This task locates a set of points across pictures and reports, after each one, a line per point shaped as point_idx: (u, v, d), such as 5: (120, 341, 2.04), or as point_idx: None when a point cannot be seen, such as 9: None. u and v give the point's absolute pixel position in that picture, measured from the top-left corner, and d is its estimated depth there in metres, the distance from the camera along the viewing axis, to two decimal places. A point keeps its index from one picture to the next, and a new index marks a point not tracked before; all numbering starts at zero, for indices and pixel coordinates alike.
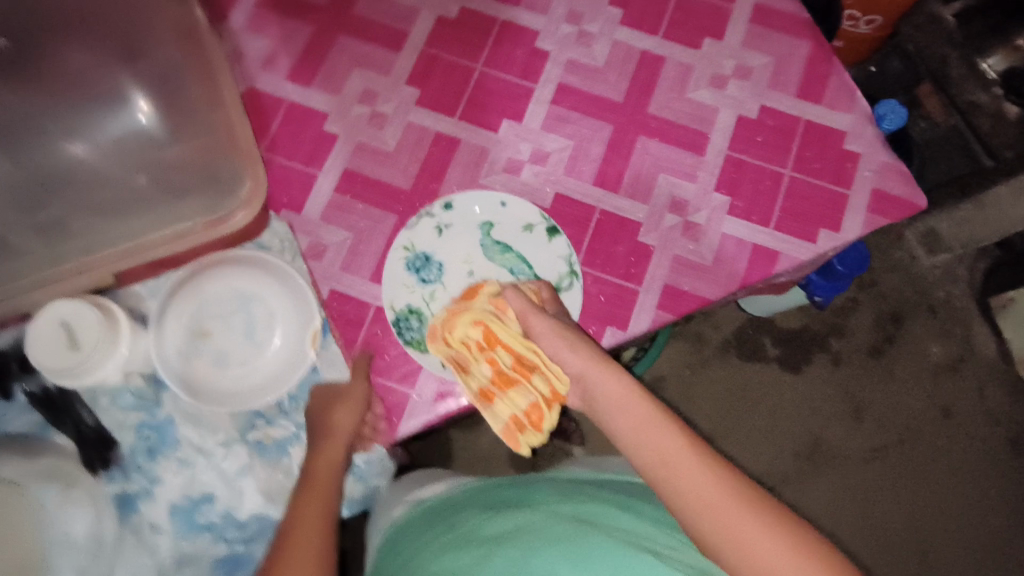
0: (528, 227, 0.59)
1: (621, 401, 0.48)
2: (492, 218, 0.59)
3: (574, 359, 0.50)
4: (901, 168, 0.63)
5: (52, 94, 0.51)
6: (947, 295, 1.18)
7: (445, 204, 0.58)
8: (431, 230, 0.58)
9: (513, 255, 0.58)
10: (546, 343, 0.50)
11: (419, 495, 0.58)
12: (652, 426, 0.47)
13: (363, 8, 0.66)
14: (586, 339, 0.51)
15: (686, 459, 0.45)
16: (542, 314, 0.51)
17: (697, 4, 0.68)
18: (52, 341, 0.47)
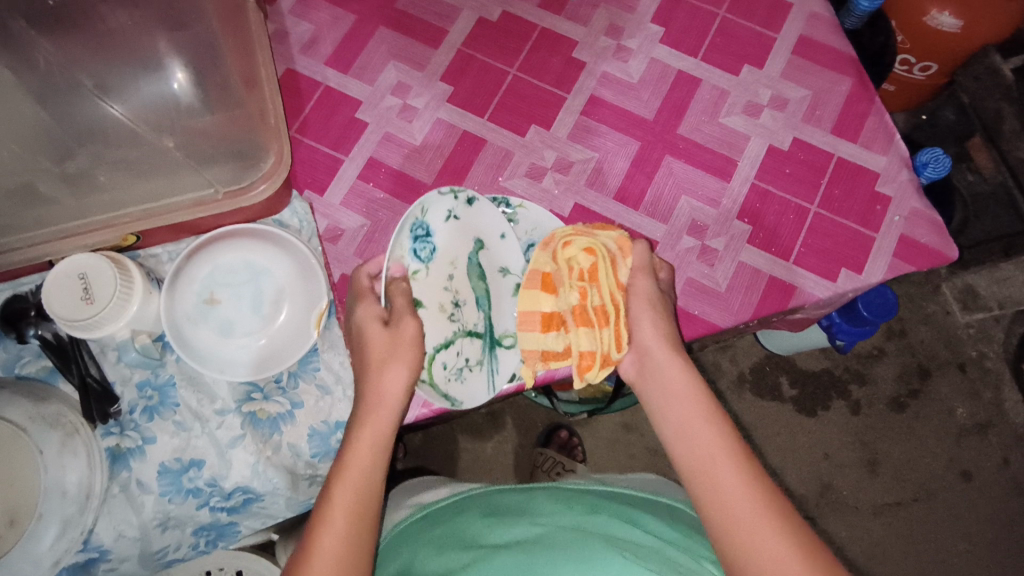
0: (505, 272, 0.57)
1: (674, 390, 0.47)
2: (487, 241, 0.56)
3: (642, 315, 0.51)
4: (932, 217, 0.61)
5: (91, 51, 0.50)
6: (979, 355, 1.14)
7: (468, 199, 0.55)
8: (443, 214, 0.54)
9: (483, 286, 0.56)
10: (638, 302, 0.51)
11: (421, 498, 0.61)
12: (696, 420, 0.45)
13: (407, 5, 0.68)
14: (667, 322, 0.51)
15: (724, 457, 0.42)
16: (647, 278, 0.52)
17: (739, 30, 0.68)
18: (71, 289, 0.49)
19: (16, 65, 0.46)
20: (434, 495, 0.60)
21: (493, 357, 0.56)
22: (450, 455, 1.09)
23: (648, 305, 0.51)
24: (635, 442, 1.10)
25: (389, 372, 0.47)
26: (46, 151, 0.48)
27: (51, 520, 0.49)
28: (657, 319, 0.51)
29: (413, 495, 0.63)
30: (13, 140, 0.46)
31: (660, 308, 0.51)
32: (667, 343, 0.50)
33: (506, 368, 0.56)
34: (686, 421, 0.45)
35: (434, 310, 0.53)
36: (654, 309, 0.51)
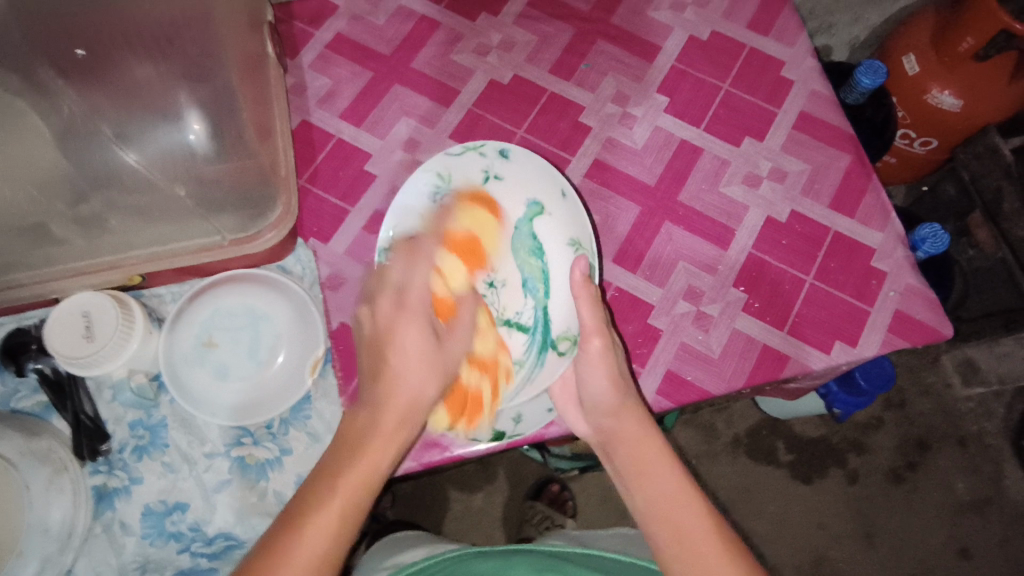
0: (574, 244, 0.57)
1: (649, 466, 0.47)
2: (546, 202, 0.59)
3: (598, 382, 0.51)
4: (927, 294, 0.61)
5: (113, 99, 0.51)
6: (979, 431, 1.12)
7: (502, 153, 0.59)
8: (477, 168, 0.59)
9: (535, 264, 0.59)
10: (585, 358, 0.52)
11: (397, 560, 0.60)
12: (680, 504, 0.45)
13: (422, 64, 0.71)
14: (628, 389, 0.51)
15: (702, 531, 0.43)
16: (601, 343, 0.52)
17: (741, 104, 0.70)
18: (73, 327, 0.51)
19: (42, 109, 0.49)
20: (413, 555, 0.59)
21: (540, 360, 0.56)
22: (440, 505, 1.08)
23: (614, 391, 0.51)
24: (628, 500, 1.09)
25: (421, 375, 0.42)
26: (62, 194, 0.49)
27: (31, 557, 0.49)
28: (625, 399, 0.51)
29: (389, 556, 0.62)
30: (32, 182, 0.49)
31: (618, 370, 0.52)
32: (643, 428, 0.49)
33: (550, 370, 0.56)
34: (666, 502, 0.45)
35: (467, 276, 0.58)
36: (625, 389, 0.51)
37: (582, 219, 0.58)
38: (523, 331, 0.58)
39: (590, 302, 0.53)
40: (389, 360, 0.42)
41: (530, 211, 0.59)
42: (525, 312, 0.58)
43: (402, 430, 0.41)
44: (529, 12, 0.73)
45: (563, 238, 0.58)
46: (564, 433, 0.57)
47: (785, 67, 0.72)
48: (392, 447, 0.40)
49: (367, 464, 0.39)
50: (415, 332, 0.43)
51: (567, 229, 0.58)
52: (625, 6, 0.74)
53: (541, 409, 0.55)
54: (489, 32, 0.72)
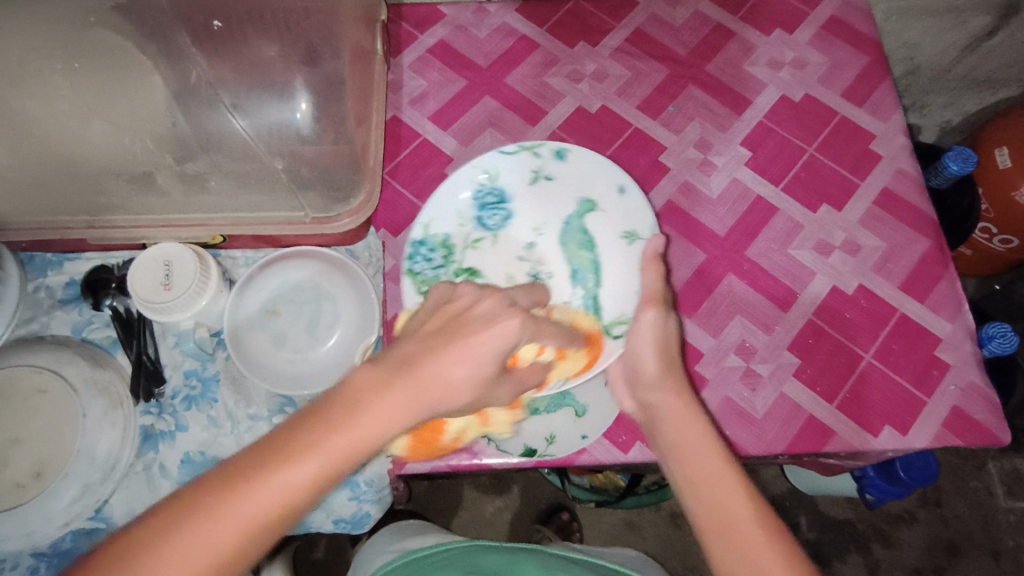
0: (627, 236, 0.61)
1: (688, 440, 0.44)
2: (600, 201, 0.63)
3: (650, 354, 0.50)
4: (990, 396, 0.59)
5: (236, 71, 0.56)
6: (1016, 547, 1.08)
7: (559, 152, 0.63)
8: (529, 167, 0.63)
9: (586, 257, 0.63)
10: (640, 335, 0.52)
11: (399, 547, 0.59)
12: (714, 467, 0.42)
13: (515, 81, 0.73)
14: (674, 367, 0.50)
15: (733, 491, 0.40)
16: (656, 314, 0.52)
17: (825, 170, 0.70)
18: (155, 272, 0.53)
19: (168, 73, 0.55)
20: (417, 542, 0.58)
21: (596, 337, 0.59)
22: (448, 509, 1.08)
23: (659, 363, 0.50)
24: (636, 543, 1.08)
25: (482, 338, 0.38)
26: (173, 150, 0.55)
27: (74, 481, 0.51)
28: (670, 371, 0.49)
29: (392, 543, 0.61)
30: (150, 136, 0.54)
31: (669, 348, 0.51)
32: (684, 407, 0.47)
33: (604, 349, 0.58)
34: (699, 459, 0.42)
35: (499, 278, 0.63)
36: (668, 361, 0.50)
37: (644, 212, 0.61)
38: None
39: (656, 276, 0.54)
40: (451, 347, 0.38)
41: (581, 208, 0.63)
42: (576, 298, 0.62)
43: (428, 401, 0.36)
44: (627, 48, 0.75)
45: (616, 231, 0.62)
46: (594, 463, 0.58)
47: (875, 141, 0.71)
48: (456, 365, 0.37)
49: (372, 424, 0.33)
50: (502, 337, 0.39)
51: (621, 223, 0.62)
52: (722, 56, 0.75)
53: (575, 435, 0.56)
54: (585, 60, 0.74)
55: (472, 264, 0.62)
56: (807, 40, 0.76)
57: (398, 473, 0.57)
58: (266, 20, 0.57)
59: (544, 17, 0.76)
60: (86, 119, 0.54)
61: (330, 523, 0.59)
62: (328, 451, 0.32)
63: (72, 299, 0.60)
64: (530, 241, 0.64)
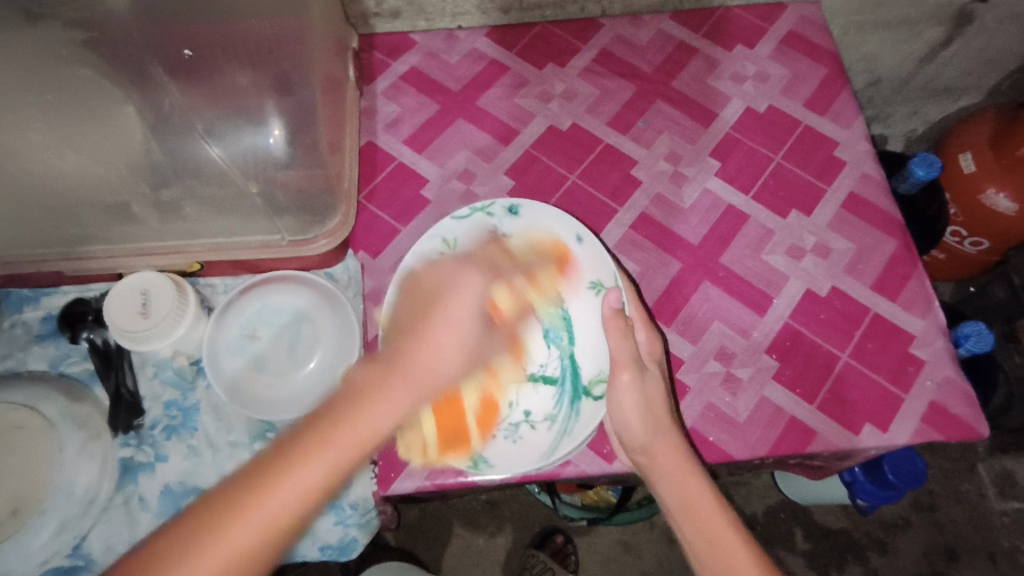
0: (596, 286, 0.60)
1: (697, 505, 0.48)
2: (558, 260, 0.61)
3: (636, 417, 0.51)
4: (965, 389, 0.60)
5: (207, 99, 0.57)
6: (1012, 548, 1.08)
7: (512, 209, 0.62)
8: (485, 224, 0.61)
9: (558, 317, 0.60)
10: (623, 396, 0.52)
11: None
12: (717, 526, 0.47)
13: (486, 103, 0.74)
14: (662, 423, 0.51)
15: (740, 552, 0.46)
16: (632, 377, 0.52)
17: (791, 177, 0.71)
18: (131, 302, 0.54)
19: (141, 103, 0.56)
20: None
21: (575, 406, 0.56)
22: (442, 538, 1.07)
23: (645, 425, 0.50)
24: (632, 564, 1.06)
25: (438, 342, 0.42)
26: (148, 178, 0.56)
27: (52, 518, 0.51)
28: (665, 430, 0.51)
29: None
30: (125, 163, 0.55)
31: (653, 406, 0.51)
32: (680, 467, 0.50)
33: (585, 416, 0.55)
34: (706, 531, 0.47)
35: None
36: (657, 417, 0.51)
37: (602, 258, 0.60)
38: (551, 383, 0.58)
39: (623, 334, 0.53)
40: (432, 326, 0.43)
41: (546, 261, 0.61)
42: (552, 363, 0.59)
43: (420, 385, 0.39)
44: (594, 67, 0.77)
45: (581, 281, 0.61)
46: (579, 474, 0.58)
47: (838, 147, 0.73)
48: (395, 402, 0.37)
49: (371, 415, 0.36)
50: (472, 298, 0.45)
51: (585, 272, 0.61)
52: (687, 72, 0.77)
53: None
54: (554, 81, 0.76)
55: None
56: (768, 54, 0.78)
57: (383, 494, 0.57)
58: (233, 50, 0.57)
59: (512, 41, 0.78)
60: (60, 151, 0.54)
61: (316, 550, 0.58)
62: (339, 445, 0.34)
63: (49, 334, 0.59)
64: None
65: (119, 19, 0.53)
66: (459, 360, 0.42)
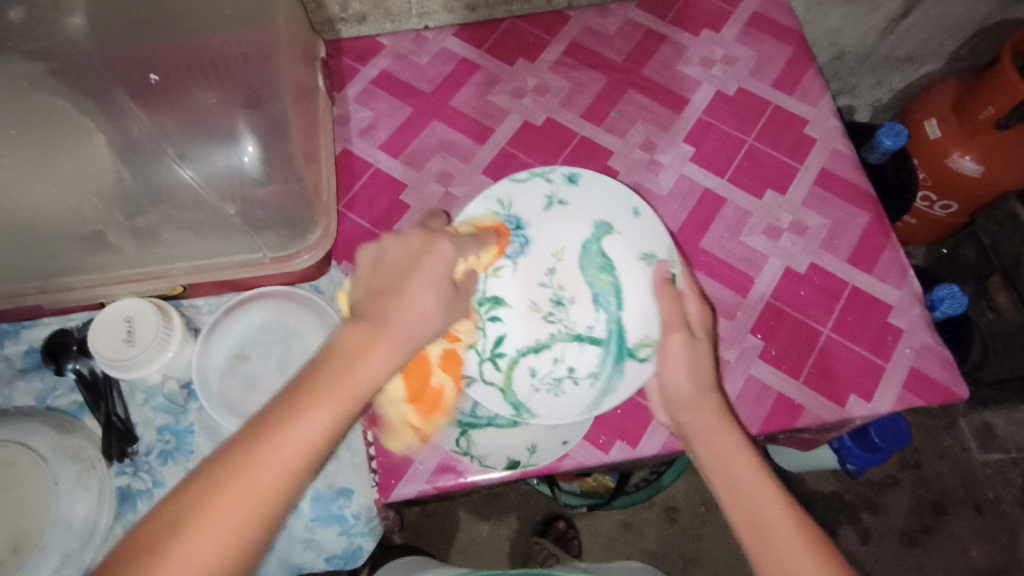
0: (646, 256, 0.61)
1: (731, 462, 0.47)
2: (614, 220, 0.63)
3: (684, 378, 0.51)
4: (942, 353, 0.62)
5: (177, 122, 0.56)
6: (995, 497, 1.12)
7: (570, 177, 0.64)
8: (541, 193, 0.64)
9: (608, 279, 0.63)
10: (674, 360, 0.52)
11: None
12: (760, 493, 0.45)
13: (459, 103, 0.74)
14: (707, 383, 0.51)
15: (783, 523, 0.44)
16: (683, 337, 0.53)
17: (765, 157, 0.72)
18: (116, 330, 0.53)
19: (109, 130, 0.55)
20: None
21: (620, 368, 0.59)
22: (446, 534, 1.08)
23: (692, 383, 0.51)
24: (635, 544, 1.08)
25: (421, 291, 0.43)
26: (121, 206, 0.55)
27: (53, 551, 0.50)
28: (709, 390, 0.51)
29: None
30: (95, 194, 0.55)
31: (699, 367, 0.52)
32: (717, 420, 0.49)
33: (631, 377, 0.58)
34: (747, 494, 0.45)
35: (526, 311, 0.63)
36: (701, 376, 0.51)
37: (659, 232, 0.61)
38: (597, 342, 0.61)
39: (670, 298, 0.56)
40: (409, 287, 0.43)
41: (598, 231, 0.63)
42: (601, 325, 0.62)
43: (393, 339, 0.40)
44: (564, 60, 0.77)
45: (632, 254, 0.62)
46: (577, 466, 0.58)
47: (808, 125, 0.74)
48: (380, 365, 0.39)
49: (362, 368, 0.38)
50: (441, 263, 0.45)
51: (638, 244, 0.62)
52: (656, 60, 0.77)
53: (555, 441, 0.57)
54: (525, 76, 0.76)
55: (496, 295, 0.63)
56: (734, 36, 0.79)
57: (386, 501, 0.57)
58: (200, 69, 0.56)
59: (480, 39, 0.78)
60: (28, 183, 0.52)
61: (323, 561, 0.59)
62: (332, 394, 0.37)
63: (34, 367, 0.59)
64: (548, 270, 0.65)
65: (80, 47, 0.52)
66: (427, 324, 0.43)
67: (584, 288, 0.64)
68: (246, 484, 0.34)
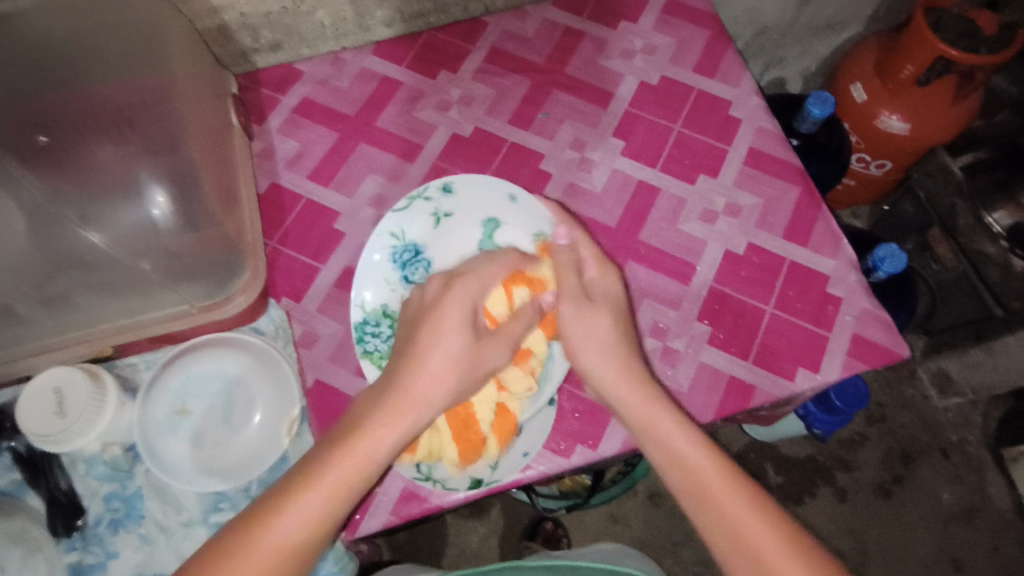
0: (539, 234, 0.63)
1: (673, 448, 0.49)
2: (499, 215, 0.63)
3: (605, 373, 0.54)
4: (881, 316, 0.64)
5: (76, 185, 0.53)
6: (959, 440, 1.16)
7: (445, 187, 0.63)
8: (426, 213, 0.62)
9: None
10: (574, 327, 0.55)
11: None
12: (702, 473, 0.48)
13: (384, 122, 0.73)
14: (628, 367, 0.54)
15: (725, 496, 0.47)
16: (571, 305, 0.56)
17: (693, 143, 0.73)
18: (44, 404, 0.51)
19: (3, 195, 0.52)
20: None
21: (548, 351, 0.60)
22: (435, 551, 1.07)
23: (603, 358, 0.54)
24: (621, 534, 1.09)
25: (434, 381, 0.48)
26: (25, 279, 0.51)
27: None
28: (631, 370, 0.54)
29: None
30: None
31: (608, 342, 0.55)
32: (646, 399, 0.52)
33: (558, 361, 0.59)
34: (691, 476, 0.48)
35: None
36: (618, 354, 0.54)
37: (537, 212, 0.63)
38: None
39: (571, 275, 0.58)
40: (428, 333, 0.50)
41: (489, 228, 0.63)
42: None
43: (412, 406, 0.47)
44: (485, 67, 0.76)
45: (527, 235, 0.63)
46: (540, 476, 0.58)
47: (731, 107, 0.75)
48: (383, 429, 0.46)
49: (365, 446, 0.45)
50: (454, 323, 0.50)
51: (527, 229, 0.63)
52: (577, 57, 0.77)
53: (516, 454, 0.55)
54: (448, 87, 0.75)
55: None
56: (651, 25, 0.80)
57: (352, 537, 0.55)
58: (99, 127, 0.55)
59: (399, 54, 0.77)
60: None
61: None
62: (335, 464, 0.44)
63: None
64: None
65: None
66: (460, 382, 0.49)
67: None
68: (263, 542, 0.41)
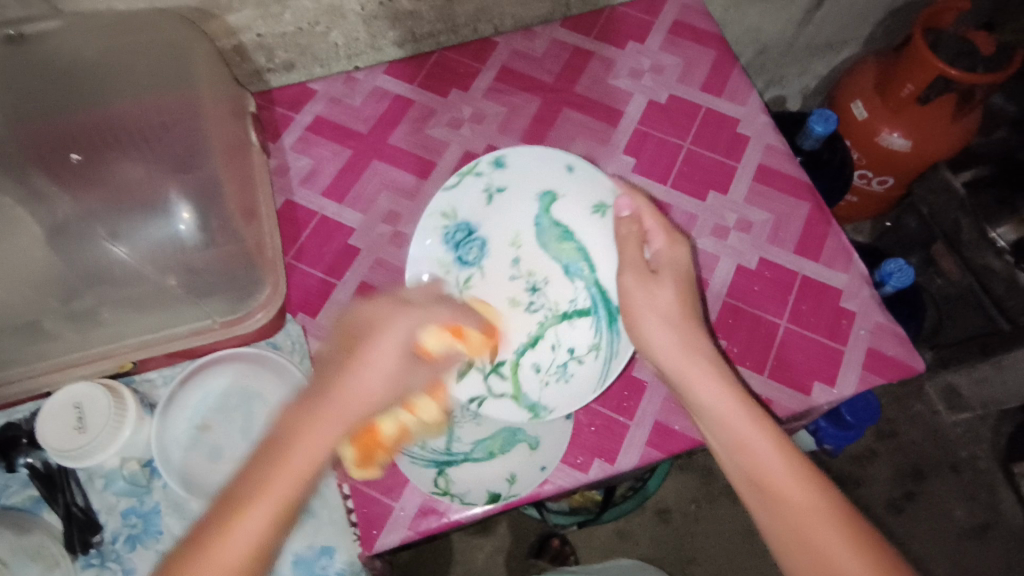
0: (597, 207, 0.65)
1: (730, 420, 0.48)
2: (555, 187, 0.67)
3: (665, 342, 0.53)
4: (895, 330, 0.64)
5: (106, 202, 0.56)
6: (969, 455, 1.16)
7: (496, 161, 0.65)
8: (479, 189, 0.66)
9: (570, 245, 0.67)
10: (648, 312, 0.54)
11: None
12: (757, 451, 0.46)
13: (397, 140, 0.74)
14: (693, 342, 0.52)
15: (780, 478, 0.44)
16: (637, 281, 0.56)
17: (703, 160, 0.74)
18: (65, 419, 0.52)
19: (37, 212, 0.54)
20: None
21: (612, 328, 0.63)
22: (443, 569, 1.06)
23: (676, 335, 0.53)
24: (629, 551, 1.08)
25: (368, 377, 0.43)
26: (54, 292, 0.53)
27: None
28: (698, 347, 0.52)
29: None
30: (24, 283, 0.52)
31: (675, 314, 0.54)
32: (711, 374, 0.50)
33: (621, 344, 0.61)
34: (747, 452, 0.46)
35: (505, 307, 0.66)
36: (686, 334, 0.53)
37: (596, 182, 0.65)
38: (586, 314, 0.65)
39: (634, 249, 0.58)
40: (362, 352, 0.44)
41: (545, 202, 0.67)
42: (581, 296, 0.65)
43: (352, 408, 0.42)
44: (497, 86, 0.78)
45: (586, 206, 0.66)
46: (558, 491, 0.57)
47: (740, 124, 0.76)
48: (324, 430, 0.40)
49: (310, 441, 0.40)
50: (395, 335, 0.46)
51: (586, 197, 0.66)
52: (586, 76, 0.79)
53: (534, 468, 0.57)
54: (461, 106, 0.76)
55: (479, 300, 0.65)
56: (659, 45, 0.81)
57: (370, 553, 0.55)
58: (122, 145, 0.57)
59: (412, 73, 0.78)
60: None
61: None
62: (277, 477, 0.38)
63: None
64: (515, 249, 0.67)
65: None
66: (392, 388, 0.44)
67: (551, 266, 0.67)
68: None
